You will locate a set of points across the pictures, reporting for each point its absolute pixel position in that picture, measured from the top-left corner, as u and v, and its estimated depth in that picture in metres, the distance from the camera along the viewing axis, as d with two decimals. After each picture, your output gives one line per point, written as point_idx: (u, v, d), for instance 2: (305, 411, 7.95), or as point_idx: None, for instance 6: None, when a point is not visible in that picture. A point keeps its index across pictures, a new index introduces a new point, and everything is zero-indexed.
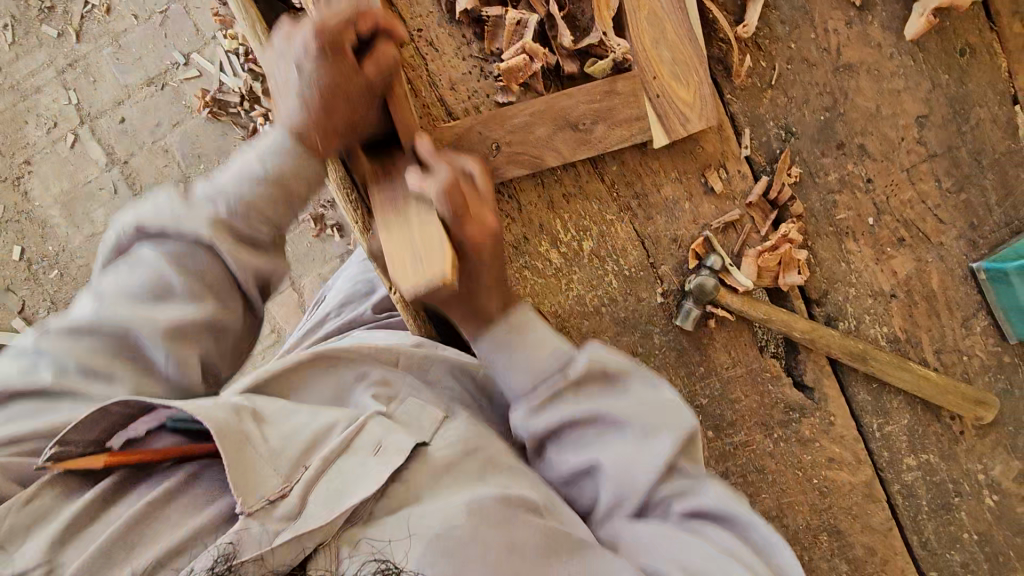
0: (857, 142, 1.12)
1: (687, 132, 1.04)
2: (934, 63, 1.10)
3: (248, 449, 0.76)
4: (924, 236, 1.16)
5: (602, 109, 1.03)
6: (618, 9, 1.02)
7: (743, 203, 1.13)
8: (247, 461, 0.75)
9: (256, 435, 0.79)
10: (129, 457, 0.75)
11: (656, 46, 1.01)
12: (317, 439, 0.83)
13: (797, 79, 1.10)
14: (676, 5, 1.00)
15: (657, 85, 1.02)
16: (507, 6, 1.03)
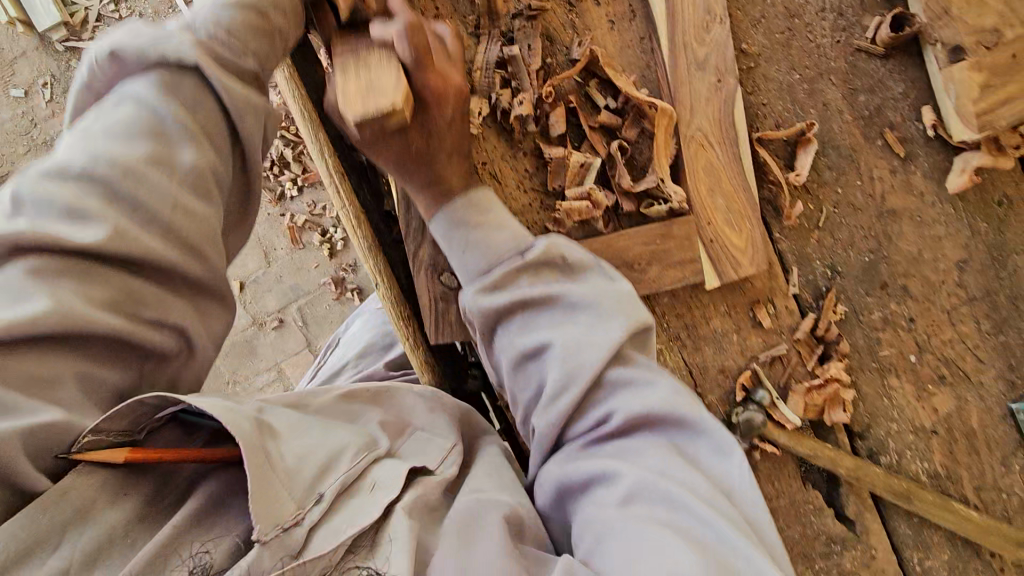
0: (900, 283, 1.15)
1: (738, 275, 1.07)
2: (975, 213, 1.13)
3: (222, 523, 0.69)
4: (964, 374, 1.18)
5: (660, 250, 1.06)
6: (676, 156, 1.06)
7: (791, 338, 1.15)
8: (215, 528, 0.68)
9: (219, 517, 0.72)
10: None
11: (711, 194, 1.05)
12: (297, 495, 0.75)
13: (843, 222, 1.14)
14: (732, 157, 1.05)
15: (711, 231, 1.06)
16: (569, 147, 1.07)
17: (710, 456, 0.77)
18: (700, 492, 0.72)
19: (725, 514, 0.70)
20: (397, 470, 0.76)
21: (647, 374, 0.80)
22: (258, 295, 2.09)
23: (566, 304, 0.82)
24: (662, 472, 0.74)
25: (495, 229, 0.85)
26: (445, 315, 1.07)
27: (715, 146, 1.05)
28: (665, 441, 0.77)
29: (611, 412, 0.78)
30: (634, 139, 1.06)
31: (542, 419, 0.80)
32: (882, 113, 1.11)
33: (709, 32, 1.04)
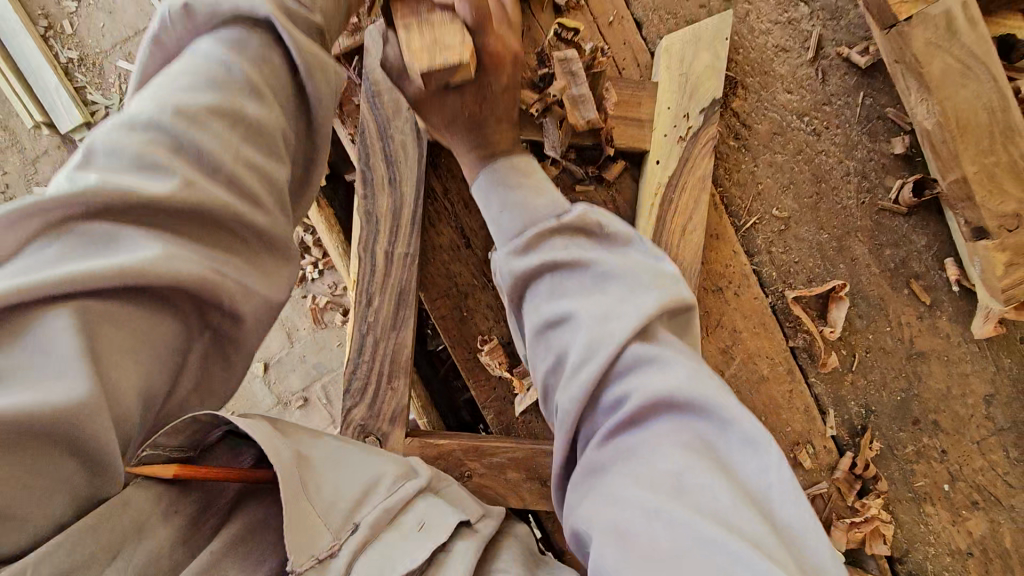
0: (931, 418, 1.22)
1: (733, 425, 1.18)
2: (999, 350, 1.20)
3: (310, 494, 0.59)
4: (996, 499, 1.24)
5: None
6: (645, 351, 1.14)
7: (830, 476, 1.21)
8: (301, 509, 0.57)
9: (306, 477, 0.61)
10: (212, 471, 0.56)
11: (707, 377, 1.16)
12: (368, 490, 0.63)
13: (874, 364, 1.20)
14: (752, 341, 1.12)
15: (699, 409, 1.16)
16: None
17: (740, 451, 0.55)
18: (759, 542, 0.48)
19: (778, 561, 0.47)
20: (434, 510, 0.65)
21: (667, 350, 0.62)
22: (282, 373, 2.04)
23: (597, 272, 0.68)
24: (687, 439, 0.55)
25: (543, 201, 0.77)
26: (504, 471, 1.12)
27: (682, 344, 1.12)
28: (695, 421, 0.57)
29: (624, 351, 0.61)
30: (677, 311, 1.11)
31: (565, 397, 0.63)
32: (907, 264, 1.18)
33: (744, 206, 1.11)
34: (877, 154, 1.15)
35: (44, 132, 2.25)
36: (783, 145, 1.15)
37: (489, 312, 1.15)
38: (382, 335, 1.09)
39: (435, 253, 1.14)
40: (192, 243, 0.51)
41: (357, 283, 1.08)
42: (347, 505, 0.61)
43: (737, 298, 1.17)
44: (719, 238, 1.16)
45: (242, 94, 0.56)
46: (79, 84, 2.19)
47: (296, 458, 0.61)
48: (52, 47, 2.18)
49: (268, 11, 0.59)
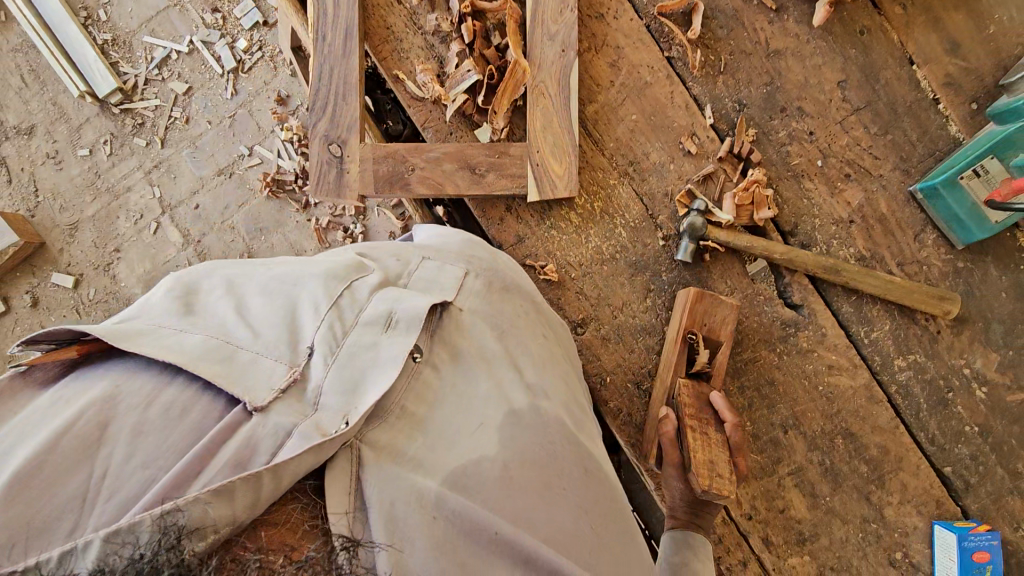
0: (796, 106, 1.46)
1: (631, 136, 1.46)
2: (842, 42, 1.45)
3: (238, 351, 0.84)
4: (866, 170, 1.45)
5: (560, 135, 1.39)
6: (524, 91, 1.41)
7: (716, 159, 1.45)
8: (229, 368, 0.81)
9: (242, 340, 0.85)
10: (91, 346, 0.84)
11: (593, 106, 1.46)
12: (294, 322, 0.90)
13: (740, 65, 1.46)
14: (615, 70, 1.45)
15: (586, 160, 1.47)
16: (492, 54, 1.42)
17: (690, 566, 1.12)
18: None
19: None
20: (391, 307, 0.93)
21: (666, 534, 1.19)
22: None
23: None
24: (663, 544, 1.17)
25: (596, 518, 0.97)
26: (439, 162, 1.39)
27: (551, 94, 1.39)
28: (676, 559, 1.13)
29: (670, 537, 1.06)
30: (563, 23, 1.39)
31: None
32: None
33: None
34: None
35: (88, 102, 2.77)
36: None
37: (420, 51, 1.45)
38: (335, 62, 1.39)
39: (374, 9, 1.46)
40: (57, 409, 0.76)
41: (315, 20, 1.40)
42: (263, 335, 0.87)
43: (617, 21, 1.45)
44: None
45: (175, 334, 0.83)
46: (114, 61, 2.76)
47: (213, 351, 0.82)
48: (91, 32, 2.77)
49: (164, 299, 0.91)
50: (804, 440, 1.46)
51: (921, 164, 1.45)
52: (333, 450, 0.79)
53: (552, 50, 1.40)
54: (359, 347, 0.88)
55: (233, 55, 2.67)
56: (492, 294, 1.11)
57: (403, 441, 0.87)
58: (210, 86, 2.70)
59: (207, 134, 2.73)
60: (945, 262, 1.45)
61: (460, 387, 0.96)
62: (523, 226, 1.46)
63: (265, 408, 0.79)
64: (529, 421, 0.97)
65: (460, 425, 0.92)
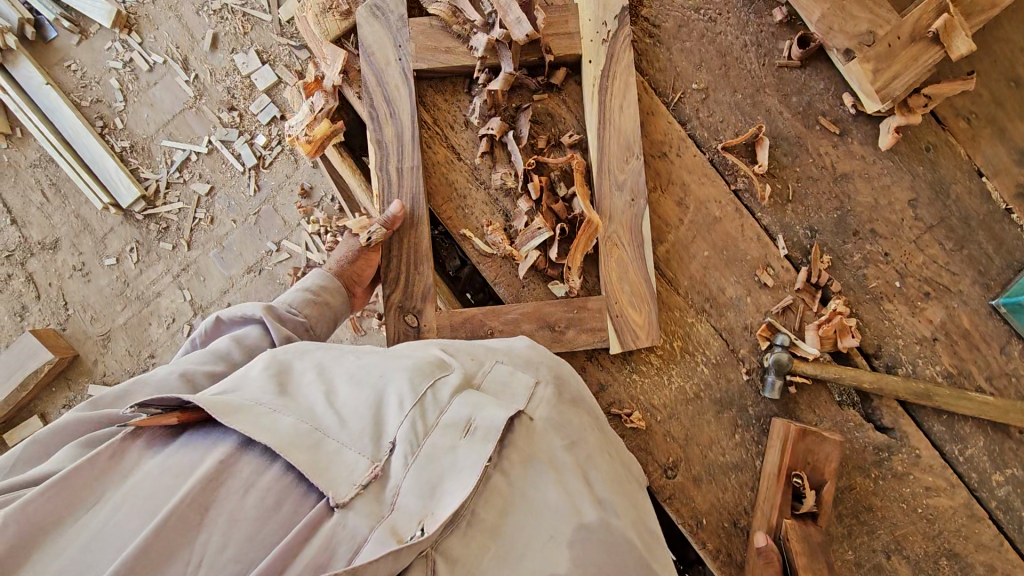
0: (869, 228, 1.44)
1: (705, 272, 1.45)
2: (909, 160, 1.44)
3: (325, 441, 0.87)
4: (945, 287, 1.44)
5: (638, 286, 1.39)
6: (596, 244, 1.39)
7: (793, 290, 1.43)
8: (316, 459, 0.85)
9: (330, 427, 0.89)
10: (196, 415, 0.90)
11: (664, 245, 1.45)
12: (377, 413, 0.92)
13: (808, 191, 1.45)
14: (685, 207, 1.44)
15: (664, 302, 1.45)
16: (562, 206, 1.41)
17: None
18: None
19: None
20: (473, 412, 0.93)
21: None
22: None
23: None
24: None
25: None
26: (518, 324, 1.38)
27: (625, 246, 1.38)
28: None
29: None
30: (630, 173, 1.38)
31: None
32: (813, 105, 1.45)
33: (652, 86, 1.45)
34: (766, 26, 1.44)
35: (112, 213, 2.67)
36: (689, 35, 1.45)
37: (485, 208, 1.44)
38: (402, 231, 1.38)
39: (434, 170, 1.45)
40: (164, 481, 0.83)
41: (381, 193, 1.39)
42: (350, 424, 0.90)
43: (681, 159, 1.44)
44: (654, 115, 1.44)
45: (274, 416, 0.88)
46: (134, 167, 2.66)
47: (304, 437, 0.86)
48: (109, 141, 2.66)
49: (262, 372, 0.97)
50: (908, 564, 1.43)
51: (1000, 277, 1.43)
52: (410, 556, 0.81)
53: (621, 200, 1.39)
54: (439, 450, 0.89)
55: (253, 151, 2.61)
56: (564, 405, 1.13)
57: (478, 557, 0.92)
58: (232, 185, 2.62)
59: (233, 234, 2.65)
60: None
61: (531, 495, 0.99)
62: (605, 373, 1.45)
63: (346, 505, 0.83)
64: (599, 538, 0.99)
65: (535, 540, 0.95)
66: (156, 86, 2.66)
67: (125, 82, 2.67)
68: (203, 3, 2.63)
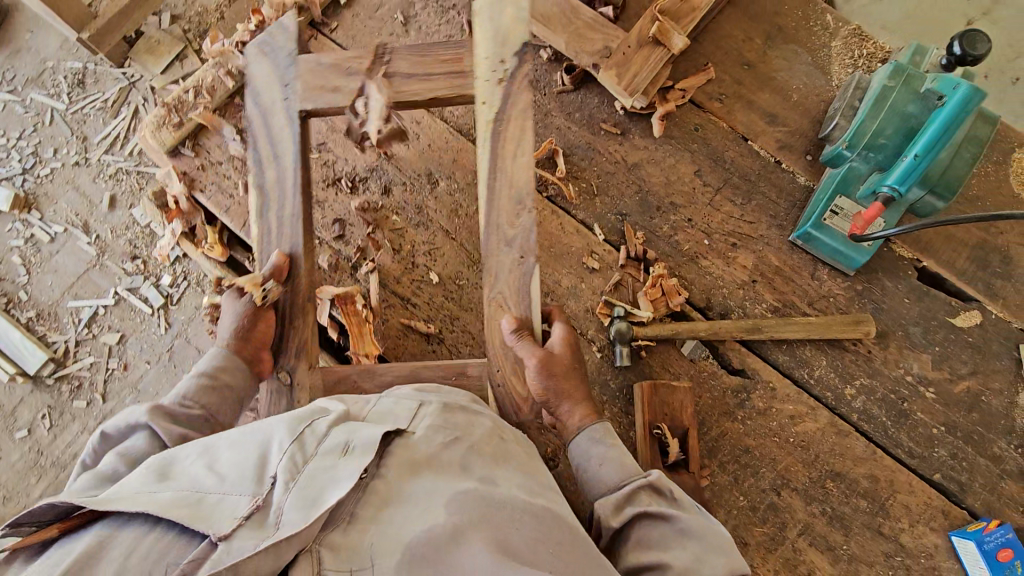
0: (669, 202, 1.65)
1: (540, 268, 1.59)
2: (683, 141, 1.70)
3: (205, 500, 0.80)
4: (746, 235, 1.64)
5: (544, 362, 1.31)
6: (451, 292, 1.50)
7: (619, 267, 1.59)
8: (196, 514, 0.77)
9: (211, 489, 0.82)
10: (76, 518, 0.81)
11: None
12: (259, 462, 0.86)
13: (609, 184, 1.66)
14: None
15: None
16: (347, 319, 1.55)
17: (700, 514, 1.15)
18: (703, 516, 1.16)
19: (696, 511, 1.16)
20: (352, 433, 0.91)
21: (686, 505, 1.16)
22: None
23: None
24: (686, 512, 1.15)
25: None
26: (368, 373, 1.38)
27: (515, 303, 1.33)
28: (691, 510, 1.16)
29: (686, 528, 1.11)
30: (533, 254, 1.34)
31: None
32: (594, 116, 1.70)
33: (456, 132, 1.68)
34: (539, 64, 1.73)
35: (20, 382, 2.48)
36: None
37: (328, 263, 1.59)
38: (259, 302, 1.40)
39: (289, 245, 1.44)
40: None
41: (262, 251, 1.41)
42: (230, 482, 0.83)
43: None
44: (464, 150, 1.67)
45: (160, 489, 0.82)
46: (40, 334, 2.52)
47: (189, 500, 0.80)
48: (15, 315, 2.55)
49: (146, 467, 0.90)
50: (800, 496, 1.47)
51: (789, 217, 1.65)
52: (292, 552, 0.75)
53: (509, 255, 1.35)
54: (321, 468, 0.84)
55: (160, 291, 2.47)
56: (451, 413, 1.06)
57: (357, 537, 0.80)
58: (143, 329, 2.45)
59: (148, 374, 2.43)
60: (846, 289, 1.60)
61: (403, 487, 0.88)
62: None
63: (228, 536, 0.74)
64: (481, 499, 0.89)
65: (414, 519, 0.83)
66: (59, 253, 2.59)
67: (28, 256, 2.61)
68: (99, 171, 2.63)
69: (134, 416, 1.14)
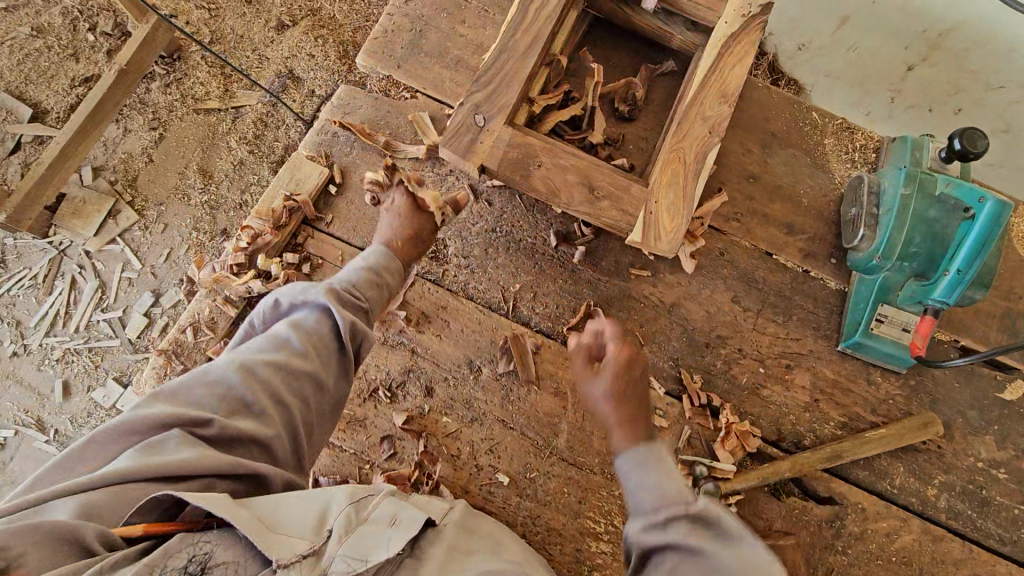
0: (716, 336, 1.62)
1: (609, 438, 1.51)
2: (712, 268, 1.68)
3: (270, 529, 0.96)
4: (797, 353, 1.63)
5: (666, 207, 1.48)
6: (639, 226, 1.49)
7: (687, 420, 1.55)
8: (261, 532, 0.94)
9: (269, 523, 0.98)
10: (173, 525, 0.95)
11: (562, 434, 1.51)
12: (322, 515, 1.03)
13: (653, 329, 1.62)
14: (564, 392, 1.54)
15: (587, 487, 1.48)
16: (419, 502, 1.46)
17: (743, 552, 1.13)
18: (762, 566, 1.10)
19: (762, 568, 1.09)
20: (398, 509, 1.08)
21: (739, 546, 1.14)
22: None
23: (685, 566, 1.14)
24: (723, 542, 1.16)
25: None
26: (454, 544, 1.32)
27: (691, 161, 1.51)
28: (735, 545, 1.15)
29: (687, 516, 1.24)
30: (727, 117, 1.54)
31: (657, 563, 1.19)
32: (620, 261, 1.65)
33: (487, 309, 1.59)
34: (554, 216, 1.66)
35: None
36: (497, 251, 1.63)
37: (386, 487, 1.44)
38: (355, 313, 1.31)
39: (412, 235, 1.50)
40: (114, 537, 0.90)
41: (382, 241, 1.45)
42: (292, 524, 0.99)
43: (540, 353, 1.56)
44: (500, 327, 1.57)
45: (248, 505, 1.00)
46: None
47: (256, 520, 0.96)
48: None
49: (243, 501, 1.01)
50: None
51: (831, 325, 1.66)
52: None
53: (702, 131, 1.52)
54: (366, 536, 1.00)
55: None
56: (473, 517, 1.20)
57: None
58: None
59: None
60: (902, 388, 1.62)
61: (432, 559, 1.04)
62: None
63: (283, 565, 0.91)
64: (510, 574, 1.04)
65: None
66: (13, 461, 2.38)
67: None
68: (43, 356, 2.46)
69: (118, 434, 1.04)
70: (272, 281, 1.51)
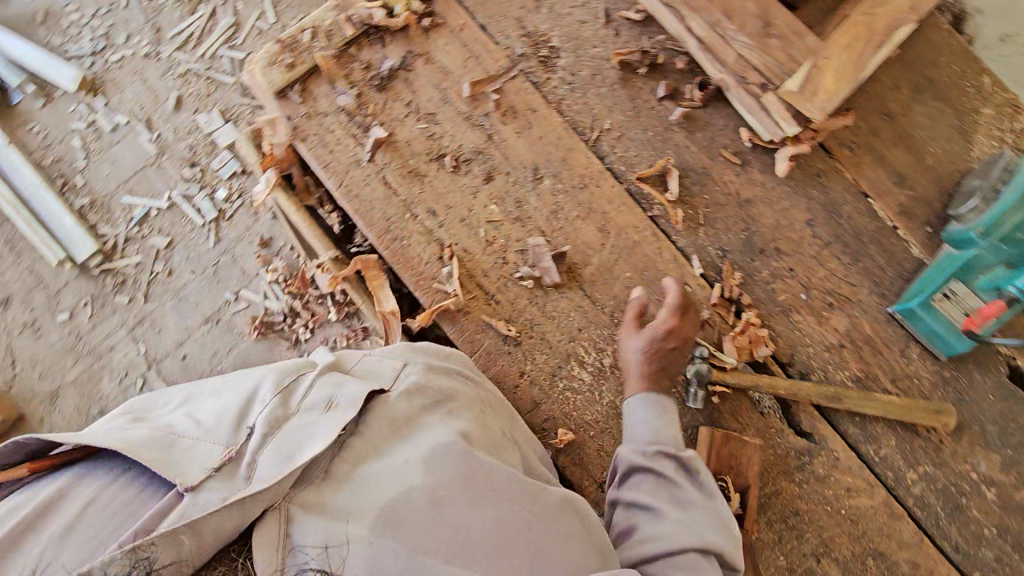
0: (773, 247, 1.59)
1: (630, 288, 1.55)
2: (802, 183, 1.61)
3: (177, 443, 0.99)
4: (846, 297, 1.58)
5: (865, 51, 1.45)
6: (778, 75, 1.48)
7: (710, 305, 1.55)
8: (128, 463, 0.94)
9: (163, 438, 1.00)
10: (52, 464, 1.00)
11: (589, 265, 1.56)
12: (237, 409, 1.06)
13: (716, 215, 1.59)
14: (608, 232, 1.57)
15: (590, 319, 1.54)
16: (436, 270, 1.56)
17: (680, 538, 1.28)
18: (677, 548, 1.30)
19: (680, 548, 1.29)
20: (336, 390, 1.11)
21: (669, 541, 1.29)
22: None
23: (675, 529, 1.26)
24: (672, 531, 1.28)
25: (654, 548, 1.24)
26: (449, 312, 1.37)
27: None
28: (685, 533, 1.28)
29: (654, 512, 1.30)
30: None
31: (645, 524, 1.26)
32: (716, 139, 1.61)
33: (570, 129, 1.61)
34: (672, 72, 1.63)
35: (68, 267, 2.39)
36: (602, 81, 1.63)
37: (418, 241, 1.55)
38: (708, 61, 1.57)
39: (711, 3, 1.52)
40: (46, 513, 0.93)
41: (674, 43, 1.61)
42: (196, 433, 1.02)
43: (601, 188, 1.58)
44: (575, 150, 1.59)
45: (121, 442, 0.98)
46: (93, 223, 2.42)
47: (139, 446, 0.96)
48: (68, 199, 2.45)
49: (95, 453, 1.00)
50: (838, 566, 1.49)
51: (893, 286, 1.58)
52: (259, 507, 0.94)
53: None
54: (293, 431, 1.02)
55: (214, 204, 2.40)
56: (431, 376, 1.25)
57: (332, 491, 1.01)
58: (189, 238, 2.37)
59: (191, 285, 2.34)
60: (933, 372, 1.56)
61: (383, 444, 1.10)
62: (540, 391, 1.51)
63: (194, 486, 0.92)
64: (457, 461, 1.09)
65: (394, 474, 1.05)
66: (119, 145, 2.49)
67: (88, 142, 2.51)
68: (168, 68, 2.55)
69: None
70: (392, 20, 1.58)
